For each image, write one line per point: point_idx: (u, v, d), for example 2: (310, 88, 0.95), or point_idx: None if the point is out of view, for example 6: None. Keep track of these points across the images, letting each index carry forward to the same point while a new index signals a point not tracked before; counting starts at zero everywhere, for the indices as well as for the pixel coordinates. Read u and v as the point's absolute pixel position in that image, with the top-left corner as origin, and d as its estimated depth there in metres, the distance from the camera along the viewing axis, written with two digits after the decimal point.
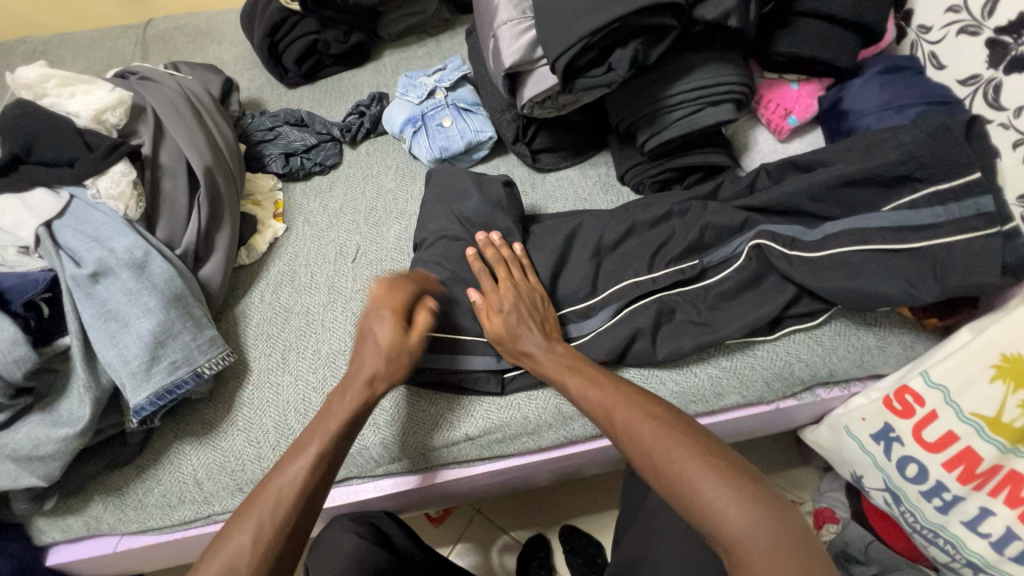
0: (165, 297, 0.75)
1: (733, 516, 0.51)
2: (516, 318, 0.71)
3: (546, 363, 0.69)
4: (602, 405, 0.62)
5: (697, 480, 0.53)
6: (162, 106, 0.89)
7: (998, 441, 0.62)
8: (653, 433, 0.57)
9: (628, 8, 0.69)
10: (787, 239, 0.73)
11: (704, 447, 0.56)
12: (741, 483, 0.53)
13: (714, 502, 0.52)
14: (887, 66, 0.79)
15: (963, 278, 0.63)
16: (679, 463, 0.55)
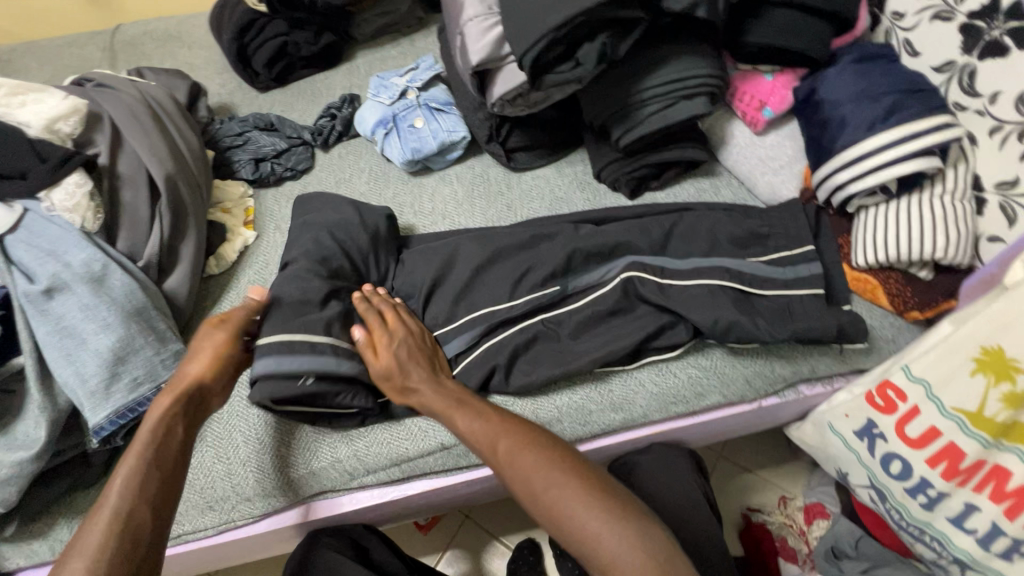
0: (125, 311, 0.72)
1: (568, 503, 0.55)
2: (402, 351, 0.69)
3: (433, 397, 0.65)
4: (439, 406, 0.65)
5: (530, 471, 0.57)
6: (121, 114, 0.86)
7: (980, 435, 0.60)
8: (495, 430, 0.60)
9: (593, 0, 0.66)
10: (656, 269, 0.74)
11: (539, 440, 0.60)
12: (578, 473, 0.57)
13: (546, 493, 0.56)
14: (861, 54, 0.75)
15: (815, 320, 0.68)
16: (518, 457, 0.58)
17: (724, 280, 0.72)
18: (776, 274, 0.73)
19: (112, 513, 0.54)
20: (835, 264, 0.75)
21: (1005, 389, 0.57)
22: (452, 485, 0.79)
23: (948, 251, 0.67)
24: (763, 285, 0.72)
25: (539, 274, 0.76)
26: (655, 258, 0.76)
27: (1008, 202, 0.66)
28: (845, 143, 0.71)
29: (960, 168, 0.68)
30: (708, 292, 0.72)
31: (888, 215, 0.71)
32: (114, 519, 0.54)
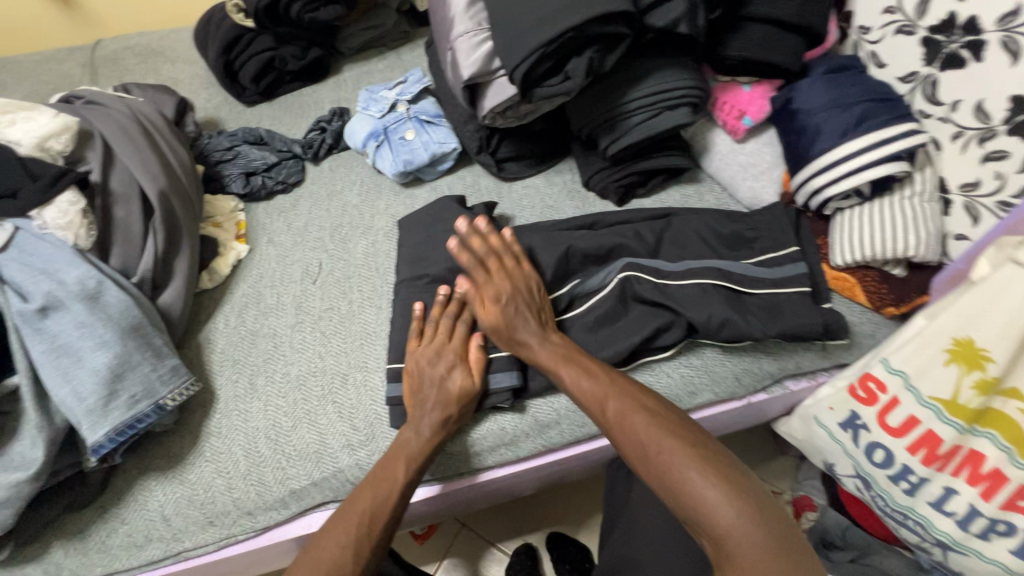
0: (122, 328, 0.72)
1: (720, 505, 0.56)
2: (513, 309, 0.73)
3: (546, 356, 0.71)
4: (593, 396, 0.66)
5: (682, 470, 0.58)
6: (111, 131, 0.86)
7: (956, 422, 0.63)
8: (643, 426, 0.62)
9: (581, 17, 0.69)
10: (652, 269, 0.77)
11: (694, 441, 0.60)
12: (727, 477, 0.57)
13: (698, 492, 0.57)
14: (832, 66, 0.80)
15: (797, 319, 0.72)
16: (664, 454, 0.60)
17: (715, 278, 0.75)
18: (764, 274, 0.76)
19: (349, 522, 0.62)
20: (816, 264, 0.78)
21: (976, 377, 0.60)
22: (454, 490, 0.80)
23: (919, 249, 0.71)
24: (753, 284, 0.75)
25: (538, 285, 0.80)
26: (649, 260, 0.79)
27: (971, 203, 0.70)
28: (821, 149, 0.76)
29: (926, 171, 0.73)
30: (702, 290, 0.75)
31: (862, 216, 0.75)
32: (362, 515, 0.63)
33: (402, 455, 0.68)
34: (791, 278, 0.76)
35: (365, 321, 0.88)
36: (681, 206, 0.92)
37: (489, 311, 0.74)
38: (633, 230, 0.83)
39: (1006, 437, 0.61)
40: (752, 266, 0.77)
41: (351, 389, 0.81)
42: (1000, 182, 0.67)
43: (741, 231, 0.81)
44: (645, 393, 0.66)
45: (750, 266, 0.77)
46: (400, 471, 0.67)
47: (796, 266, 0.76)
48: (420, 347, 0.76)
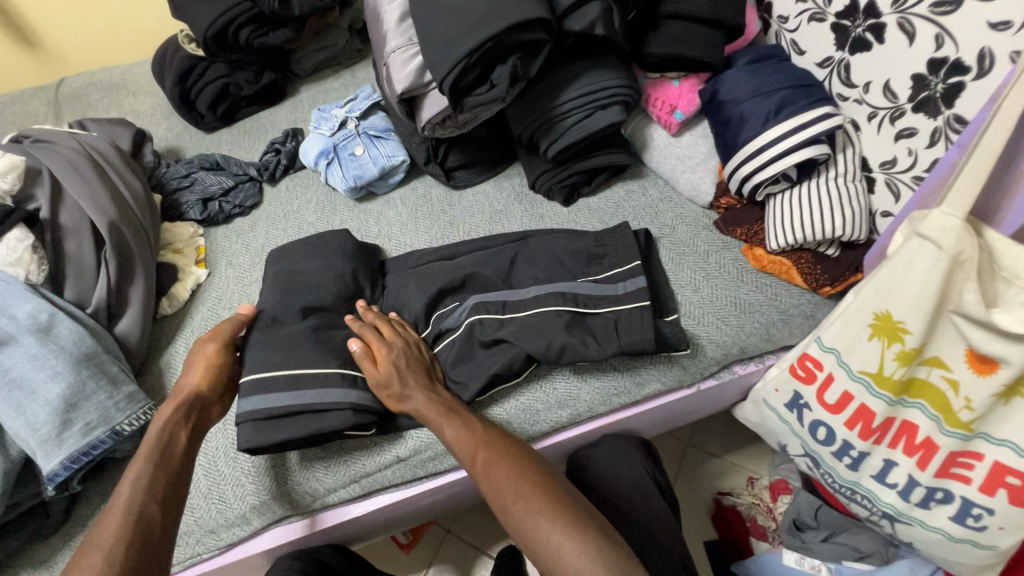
0: (74, 358, 0.74)
1: (565, 551, 0.55)
2: (400, 368, 0.72)
3: (425, 405, 0.69)
4: (467, 447, 0.66)
5: (536, 519, 0.58)
6: (60, 166, 0.88)
7: (884, 394, 0.65)
8: (505, 478, 0.63)
9: (498, 26, 0.72)
10: (497, 304, 0.78)
11: (554, 493, 0.61)
12: (580, 523, 0.57)
13: (548, 539, 0.56)
14: (754, 55, 0.82)
15: (630, 339, 0.73)
16: (519, 504, 0.60)
17: (558, 304, 0.76)
18: (607, 293, 0.78)
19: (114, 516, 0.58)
20: (662, 283, 0.82)
21: (897, 349, 0.62)
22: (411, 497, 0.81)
23: (846, 228, 0.73)
24: (596, 304, 0.77)
25: (406, 317, 0.83)
26: (498, 293, 0.80)
27: (892, 180, 0.72)
28: (747, 136, 0.77)
29: (848, 152, 0.75)
30: (545, 316, 0.76)
31: (793, 199, 0.77)
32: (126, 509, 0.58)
33: (127, 484, 0.61)
34: (628, 294, 0.77)
35: None
36: (626, 202, 0.93)
37: (381, 369, 0.72)
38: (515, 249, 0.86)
39: (933, 406, 0.63)
40: (595, 285, 0.79)
41: None
42: (913, 158, 0.69)
43: (590, 249, 0.83)
44: (514, 448, 0.67)
45: (594, 285, 0.78)
46: (125, 493, 0.60)
47: (636, 282, 0.78)
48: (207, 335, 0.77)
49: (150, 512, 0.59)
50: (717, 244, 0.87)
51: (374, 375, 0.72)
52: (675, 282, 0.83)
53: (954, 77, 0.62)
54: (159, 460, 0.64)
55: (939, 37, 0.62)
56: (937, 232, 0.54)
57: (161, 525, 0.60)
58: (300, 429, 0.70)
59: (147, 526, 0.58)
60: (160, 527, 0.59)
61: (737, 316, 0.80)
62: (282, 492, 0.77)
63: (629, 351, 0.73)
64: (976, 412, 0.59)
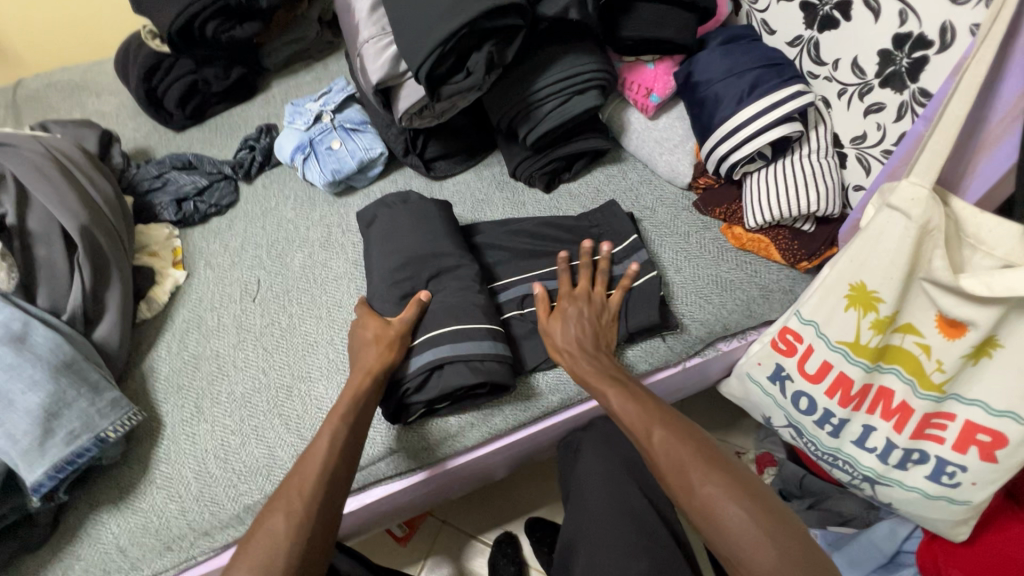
0: (52, 367, 0.72)
1: (749, 539, 0.55)
2: (574, 317, 0.75)
3: (590, 369, 0.71)
4: (640, 424, 0.65)
5: (726, 505, 0.57)
6: (24, 171, 0.85)
7: (862, 362, 0.67)
8: (690, 457, 0.61)
9: (473, 13, 0.71)
10: (517, 300, 0.83)
11: (740, 477, 0.59)
12: (767, 511, 0.56)
13: (732, 529, 0.56)
14: (727, 36, 0.83)
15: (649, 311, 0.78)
16: (710, 487, 0.58)
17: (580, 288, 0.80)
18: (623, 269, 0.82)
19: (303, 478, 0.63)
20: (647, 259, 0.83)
21: (872, 318, 0.64)
22: (443, 473, 0.81)
23: (820, 203, 0.75)
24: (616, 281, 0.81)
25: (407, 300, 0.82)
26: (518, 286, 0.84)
27: (863, 154, 0.74)
28: (722, 116, 0.78)
29: (820, 129, 0.77)
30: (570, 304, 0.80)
31: (769, 177, 0.78)
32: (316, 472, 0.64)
33: (326, 436, 0.67)
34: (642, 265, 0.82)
35: (307, 332, 0.89)
36: (606, 187, 0.94)
37: (554, 317, 0.77)
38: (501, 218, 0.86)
39: (908, 370, 0.66)
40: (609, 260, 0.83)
41: (278, 407, 0.82)
42: (882, 133, 0.71)
43: (585, 229, 0.88)
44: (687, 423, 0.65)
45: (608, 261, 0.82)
46: (327, 433, 0.67)
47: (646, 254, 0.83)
48: (403, 317, 0.76)
49: (336, 475, 0.65)
50: (696, 225, 0.88)
51: (546, 321, 0.77)
52: (660, 262, 0.85)
53: (918, 51, 0.64)
54: (357, 410, 0.69)
55: (902, 12, 0.64)
56: (906, 202, 0.56)
57: (345, 475, 0.66)
58: (453, 378, 0.72)
59: (334, 485, 0.64)
60: (342, 481, 0.65)
61: (719, 293, 0.82)
62: (415, 441, 0.78)
63: (635, 331, 0.78)
64: (948, 373, 0.62)
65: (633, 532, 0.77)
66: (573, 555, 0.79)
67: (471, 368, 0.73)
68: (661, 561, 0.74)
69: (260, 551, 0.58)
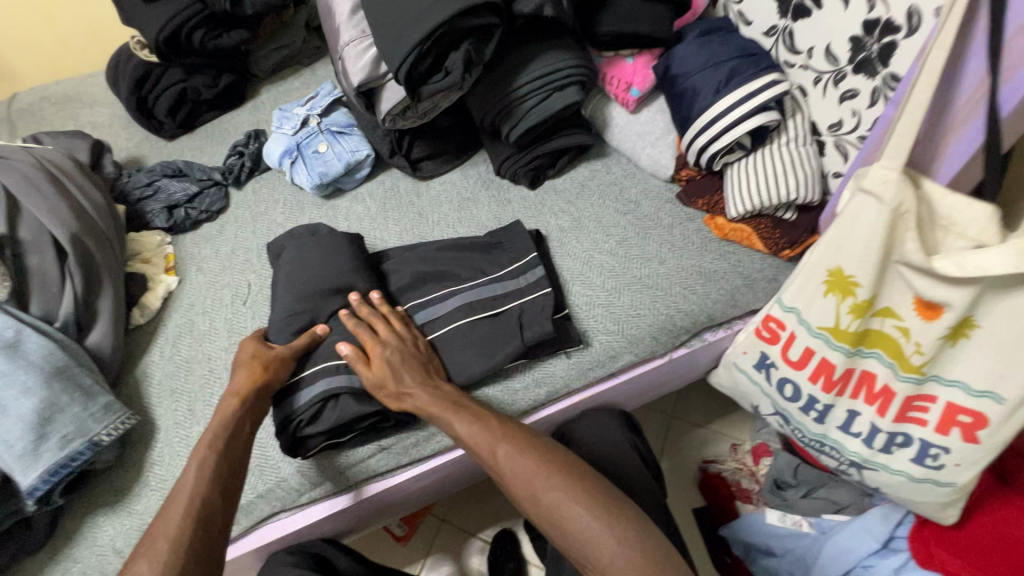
0: (45, 373, 0.73)
1: (594, 537, 0.59)
2: (387, 360, 0.73)
3: (427, 400, 0.71)
4: (488, 445, 0.67)
5: (569, 506, 0.61)
6: (15, 182, 0.86)
7: (843, 347, 0.67)
8: (534, 469, 0.64)
9: (449, 13, 0.72)
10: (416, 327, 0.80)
11: (582, 479, 0.64)
12: (608, 508, 0.61)
13: (579, 531, 0.60)
14: (704, 28, 0.84)
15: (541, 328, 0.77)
16: (552, 493, 0.62)
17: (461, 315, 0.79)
18: (512, 288, 0.81)
19: (175, 509, 0.61)
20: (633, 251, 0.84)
21: (850, 302, 0.64)
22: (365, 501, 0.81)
23: (800, 190, 0.75)
24: (500, 302, 0.80)
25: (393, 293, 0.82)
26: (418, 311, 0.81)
27: (841, 142, 0.75)
28: (700, 108, 0.79)
29: (797, 118, 0.77)
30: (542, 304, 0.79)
31: (749, 166, 0.79)
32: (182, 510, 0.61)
33: (194, 471, 0.65)
34: (532, 286, 0.81)
35: None
36: (590, 182, 0.95)
37: (373, 368, 0.73)
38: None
39: (888, 353, 0.66)
40: (498, 282, 0.82)
41: None
42: (858, 119, 0.71)
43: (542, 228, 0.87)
44: (531, 436, 0.68)
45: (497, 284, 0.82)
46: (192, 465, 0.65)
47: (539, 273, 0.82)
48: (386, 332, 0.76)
49: (211, 507, 0.63)
50: (680, 217, 0.89)
51: (367, 374, 0.73)
52: (565, 275, 0.86)
53: (888, 37, 0.64)
54: (224, 446, 0.68)
55: None
56: (878, 185, 0.56)
57: (223, 514, 0.64)
58: (345, 409, 0.73)
59: (205, 516, 0.62)
60: (221, 518, 0.64)
61: (638, 293, 0.83)
62: (334, 464, 0.78)
63: (533, 343, 0.77)
64: (926, 356, 0.62)
65: None
66: None
67: (370, 396, 0.75)
68: None
69: None
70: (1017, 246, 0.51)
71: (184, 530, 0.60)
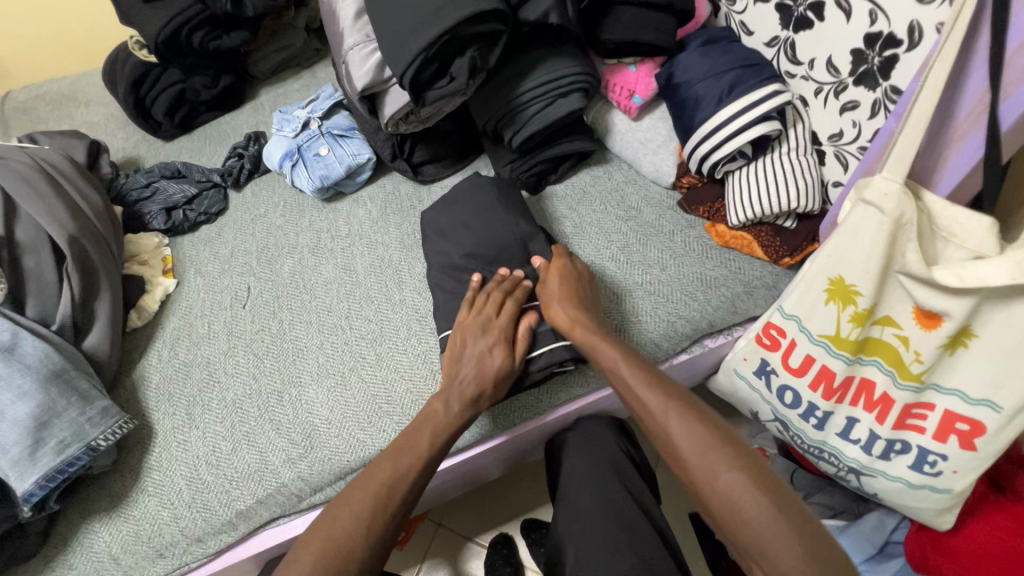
0: (42, 377, 0.72)
1: (775, 535, 0.53)
2: (567, 300, 0.75)
3: (604, 347, 0.70)
4: (659, 406, 0.63)
5: (749, 493, 0.55)
6: (12, 182, 0.85)
7: (843, 354, 0.68)
8: (708, 443, 0.59)
9: (455, 19, 0.72)
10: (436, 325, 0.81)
11: (762, 469, 0.58)
12: (790, 510, 0.55)
13: (757, 530, 0.54)
14: (706, 37, 0.85)
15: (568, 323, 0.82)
16: (730, 475, 0.57)
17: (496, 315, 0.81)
18: None
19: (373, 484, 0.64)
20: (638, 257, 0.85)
21: (851, 311, 0.65)
22: None
23: (799, 200, 0.76)
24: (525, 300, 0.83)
25: None
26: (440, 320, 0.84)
27: (841, 152, 0.76)
28: (703, 116, 0.79)
29: (798, 128, 0.78)
30: None
31: (749, 175, 0.80)
32: (384, 484, 0.64)
33: (411, 448, 0.67)
34: None
35: (297, 337, 0.89)
36: (592, 188, 0.95)
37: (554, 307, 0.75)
38: (473, 220, 0.85)
39: (887, 362, 0.67)
40: None
41: (269, 412, 0.82)
42: (857, 130, 0.73)
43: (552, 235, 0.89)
44: (708, 411, 0.63)
45: None
46: (423, 444, 0.67)
47: None
48: (556, 272, 0.79)
49: (408, 484, 0.64)
50: (681, 224, 0.89)
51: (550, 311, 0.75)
52: None
53: (888, 50, 0.66)
54: (427, 426, 0.69)
55: (872, 12, 0.66)
56: (880, 197, 0.57)
57: (419, 484, 0.66)
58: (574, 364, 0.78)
59: (394, 493, 0.63)
60: (406, 494, 0.64)
61: (640, 300, 0.83)
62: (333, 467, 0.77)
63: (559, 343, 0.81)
64: (925, 364, 0.63)
65: (620, 533, 0.76)
66: (563, 555, 0.79)
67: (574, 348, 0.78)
68: (652, 562, 0.73)
69: (323, 539, 0.59)
70: (1016, 257, 0.52)
71: (376, 500, 0.62)
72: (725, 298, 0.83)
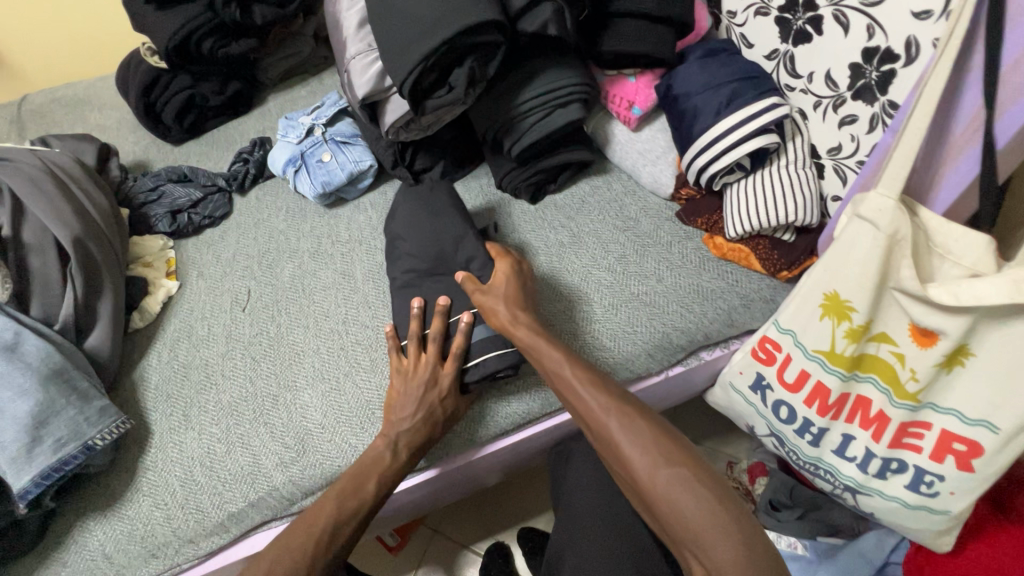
0: (42, 375, 0.74)
1: (708, 525, 0.55)
2: (506, 300, 0.75)
3: (541, 347, 0.70)
4: (596, 405, 0.65)
5: (686, 486, 0.57)
6: (21, 184, 0.87)
7: (838, 370, 0.67)
8: (647, 439, 0.61)
9: (453, 30, 0.73)
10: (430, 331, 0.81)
11: (696, 461, 0.60)
12: (721, 500, 0.56)
13: (692, 521, 0.55)
14: (706, 49, 0.85)
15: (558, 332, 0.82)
16: (666, 470, 0.58)
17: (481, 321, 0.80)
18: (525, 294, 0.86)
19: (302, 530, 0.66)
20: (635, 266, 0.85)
21: (846, 327, 0.64)
22: None
23: (798, 213, 0.76)
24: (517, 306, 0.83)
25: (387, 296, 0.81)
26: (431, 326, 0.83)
27: (840, 166, 0.75)
28: (700, 129, 0.79)
29: (797, 141, 0.78)
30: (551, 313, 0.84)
31: (747, 187, 0.79)
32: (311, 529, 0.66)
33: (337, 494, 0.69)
34: (547, 291, 0.86)
35: (294, 341, 0.90)
36: (590, 197, 0.95)
37: (490, 309, 0.75)
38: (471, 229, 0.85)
39: (883, 379, 0.66)
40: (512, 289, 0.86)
41: (258, 413, 0.83)
42: (856, 144, 0.72)
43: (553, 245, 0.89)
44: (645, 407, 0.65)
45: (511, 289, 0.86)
46: (363, 485, 0.70)
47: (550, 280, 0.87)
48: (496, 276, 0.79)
49: (334, 530, 0.67)
50: (679, 235, 0.89)
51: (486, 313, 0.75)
52: (565, 290, 0.86)
53: (886, 65, 0.65)
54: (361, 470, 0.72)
55: (870, 27, 0.65)
56: (873, 212, 0.57)
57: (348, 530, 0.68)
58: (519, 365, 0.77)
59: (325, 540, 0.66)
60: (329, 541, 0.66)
61: (636, 310, 0.83)
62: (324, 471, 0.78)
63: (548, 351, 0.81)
64: (921, 383, 0.62)
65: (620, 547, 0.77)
66: (562, 565, 0.80)
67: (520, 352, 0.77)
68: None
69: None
70: (1012, 276, 0.51)
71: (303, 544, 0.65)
72: (721, 311, 0.82)
